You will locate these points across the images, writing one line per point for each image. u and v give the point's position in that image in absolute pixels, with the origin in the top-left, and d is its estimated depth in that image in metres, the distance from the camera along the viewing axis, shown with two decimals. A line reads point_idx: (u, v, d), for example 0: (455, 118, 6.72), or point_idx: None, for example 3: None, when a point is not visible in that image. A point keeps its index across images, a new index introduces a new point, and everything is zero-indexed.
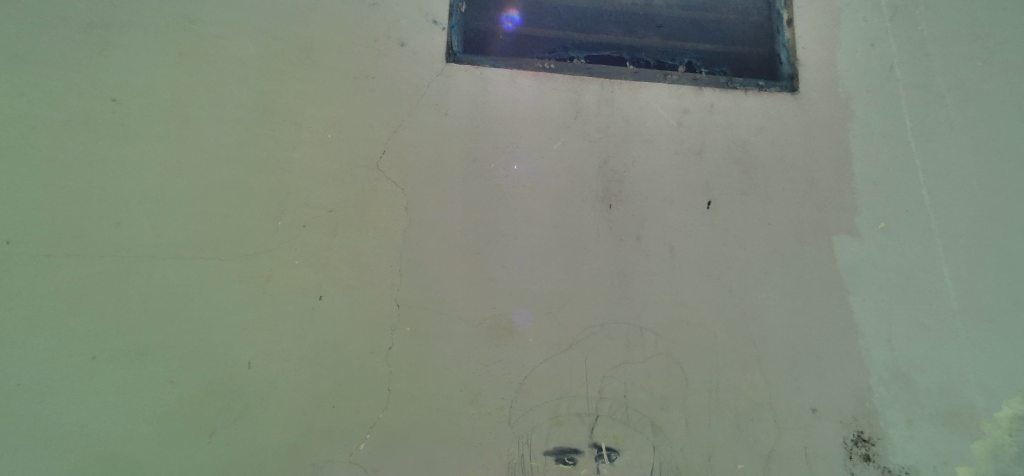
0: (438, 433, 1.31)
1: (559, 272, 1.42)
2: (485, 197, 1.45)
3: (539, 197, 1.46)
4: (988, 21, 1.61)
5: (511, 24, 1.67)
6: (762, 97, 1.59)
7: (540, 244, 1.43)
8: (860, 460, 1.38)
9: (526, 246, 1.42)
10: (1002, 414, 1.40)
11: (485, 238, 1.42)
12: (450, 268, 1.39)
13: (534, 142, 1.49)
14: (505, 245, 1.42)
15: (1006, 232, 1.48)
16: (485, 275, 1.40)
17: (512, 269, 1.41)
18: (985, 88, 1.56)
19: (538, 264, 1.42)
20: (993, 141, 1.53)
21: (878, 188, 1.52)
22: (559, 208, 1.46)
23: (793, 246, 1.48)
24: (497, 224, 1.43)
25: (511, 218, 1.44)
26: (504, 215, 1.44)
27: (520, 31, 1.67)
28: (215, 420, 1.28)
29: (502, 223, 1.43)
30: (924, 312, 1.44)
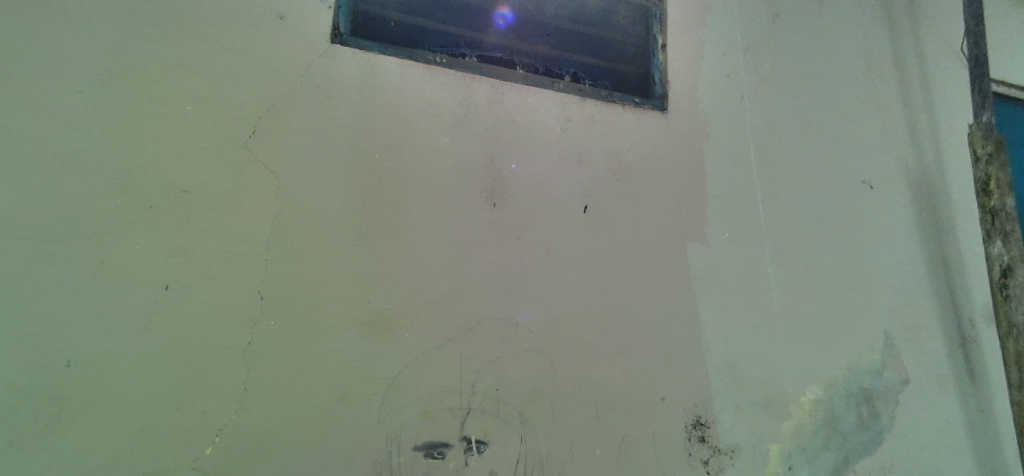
0: (457, 426, 1.37)
1: (488, 268, 1.47)
2: (481, 195, 1.51)
3: (535, 197, 1.56)
4: (805, 70, 2.01)
5: (504, 21, 1.74)
6: (638, 112, 1.73)
7: (540, 242, 1.54)
8: (697, 441, 1.57)
9: (526, 244, 1.52)
10: (806, 398, 1.72)
11: (419, 231, 1.43)
12: (358, 258, 1.36)
13: (527, 144, 1.58)
14: (507, 243, 1.50)
15: (809, 247, 1.84)
16: (492, 271, 1.47)
17: (516, 266, 1.50)
18: (800, 128, 1.94)
19: (538, 260, 1.52)
20: (803, 174, 1.90)
21: (726, 204, 1.76)
22: (544, 208, 1.56)
23: (655, 250, 1.65)
24: (492, 224, 1.50)
25: (505, 216, 1.52)
26: (489, 211, 1.51)
27: (512, 30, 1.74)
28: (13, 429, 1.07)
29: (429, 219, 1.44)
30: (755, 311, 1.71)
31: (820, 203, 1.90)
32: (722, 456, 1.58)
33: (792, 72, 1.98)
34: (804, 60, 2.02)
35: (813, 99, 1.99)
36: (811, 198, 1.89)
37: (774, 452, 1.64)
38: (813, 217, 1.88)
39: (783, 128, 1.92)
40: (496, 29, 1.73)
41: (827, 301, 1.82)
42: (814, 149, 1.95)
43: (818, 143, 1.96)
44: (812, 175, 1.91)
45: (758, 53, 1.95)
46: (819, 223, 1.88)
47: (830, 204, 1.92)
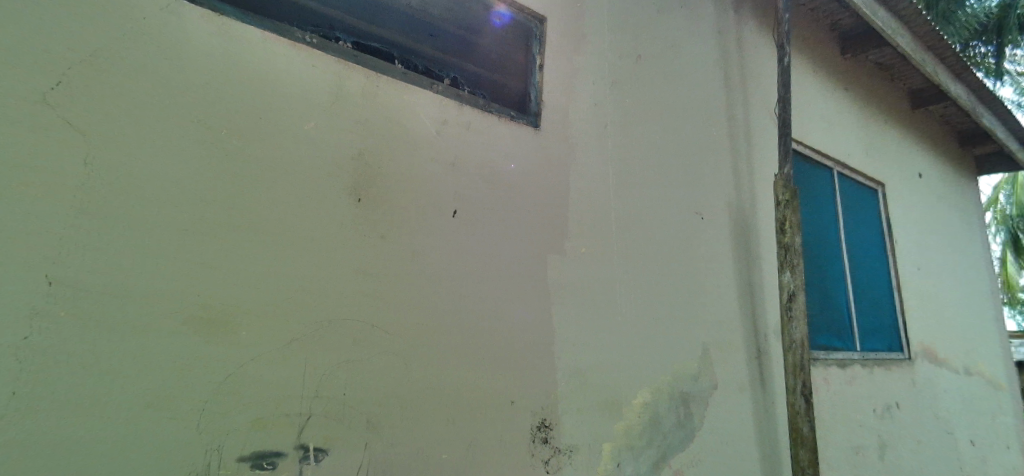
0: (468, 410, 1.52)
1: (348, 263, 1.39)
2: (472, 199, 1.65)
3: (516, 204, 1.75)
4: (660, 111, 2.28)
5: (500, 20, 1.90)
6: (513, 124, 1.80)
7: (520, 244, 1.73)
8: (540, 442, 1.66)
9: (510, 248, 1.70)
10: (636, 401, 1.94)
11: (420, 237, 1.53)
12: (366, 259, 1.42)
13: (509, 154, 1.76)
14: (496, 244, 1.68)
15: (650, 267, 2.09)
16: (486, 269, 1.64)
17: (503, 265, 1.68)
18: (652, 161, 2.20)
19: (521, 260, 1.72)
20: (651, 201, 2.16)
21: (584, 222, 1.92)
22: (523, 214, 1.76)
23: (518, 260, 1.71)
24: (481, 226, 1.66)
25: (489, 219, 1.68)
26: (475, 215, 1.65)
27: (506, 29, 1.93)
28: None
29: (412, 225, 1.52)
30: (600, 321, 1.88)
31: (662, 227, 2.18)
32: (562, 456, 1.69)
33: (648, 110, 2.23)
34: (660, 101, 2.29)
35: (663, 136, 2.26)
36: (653, 224, 2.15)
37: (607, 450, 1.81)
38: (654, 239, 2.14)
39: (637, 158, 2.14)
40: (491, 28, 1.91)
41: (658, 314, 2.08)
42: (660, 179, 2.21)
43: (665, 176, 2.23)
44: (655, 202, 2.17)
45: (621, 87, 2.15)
46: (658, 245, 2.14)
47: (668, 230, 2.20)
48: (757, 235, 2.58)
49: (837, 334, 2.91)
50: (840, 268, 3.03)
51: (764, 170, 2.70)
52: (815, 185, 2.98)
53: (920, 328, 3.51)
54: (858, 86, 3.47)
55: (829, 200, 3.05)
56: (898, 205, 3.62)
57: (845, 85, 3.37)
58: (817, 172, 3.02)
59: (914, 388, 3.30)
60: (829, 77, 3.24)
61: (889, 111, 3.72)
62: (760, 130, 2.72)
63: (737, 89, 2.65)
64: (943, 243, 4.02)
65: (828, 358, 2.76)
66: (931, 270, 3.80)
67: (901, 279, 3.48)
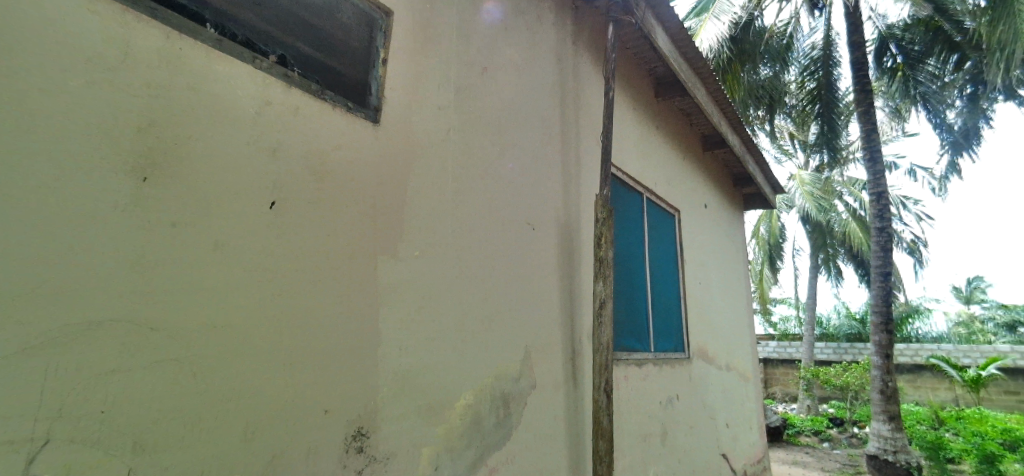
0: (307, 432, 1.45)
1: (124, 252, 1.14)
2: (327, 203, 1.58)
3: (370, 209, 1.72)
4: (500, 124, 2.38)
5: (491, 16, 2.41)
6: (348, 116, 1.70)
7: (369, 249, 1.70)
8: (354, 451, 1.58)
9: (361, 253, 1.67)
10: (459, 404, 1.98)
11: (264, 239, 1.41)
12: (200, 265, 1.26)
13: (365, 158, 1.73)
14: (348, 250, 1.63)
15: (482, 273, 2.17)
16: (336, 277, 1.58)
17: (354, 271, 1.64)
18: (490, 171, 2.28)
19: (373, 267, 1.70)
20: (487, 209, 2.24)
21: (419, 225, 1.90)
22: (375, 221, 1.73)
23: (344, 260, 1.62)
24: (334, 231, 1.60)
25: (341, 223, 1.62)
26: (323, 219, 1.57)
27: (495, 24, 2.43)
28: None
29: (254, 227, 1.39)
30: (429, 325, 1.88)
31: (496, 236, 2.28)
32: (376, 464, 1.63)
33: (489, 122, 2.32)
34: (500, 114, 2.39)
35: (502, 147, 2.37)
36: (487, 231, 2.23)
37: (425, 455, 1.80)
38: (487, 245, 2.22)
39: (476, 165, 2.20)
40: (487, 22, 2.38)
41: (486, 318, 2.16)
42: (497, 189, 2.31)
43: (501, 187, 2.34)
44: (490, 211, 2.26)
45: (465, 96, 2.20)
46: (490, 251, 2.23)
47: (501, 238, 2.31)
48: (579, 248, 2.86)
49: (636, 337, 3.37)
50: (642, 279, 3.52)
51: (588, 190, 3.00)
52: (629, 207, 3.43)
53: (697, 332, 4.26)
54: (666, 125, 4.10)
55: (638, 220, 3.53)
56: (689, 229, 4.36)
57: (656, 124, 3.95)
58: (630, 196, 3.47)
59: (689, 382, 3.98)
60: (645, 115, 3.76)
61: (686, 151, 4.46)
62: (588, 154, 3.03)
63: (571, 114, 2.92)
64: (717, 262, 4.94)
65: (628, 358, 3.18)
66: (709, 286, 4.66)
67: (687, 291, 4.18)
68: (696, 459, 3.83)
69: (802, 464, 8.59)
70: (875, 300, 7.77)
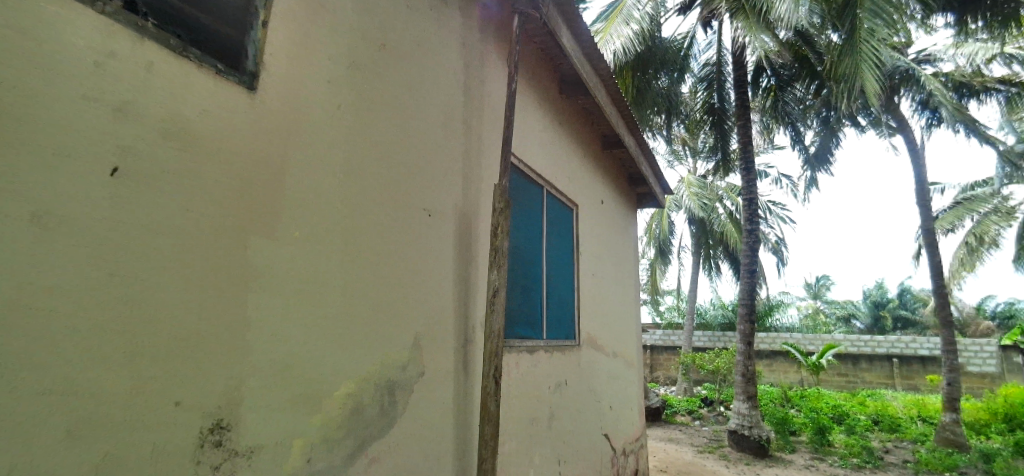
0: (148, 428, 1.29)
1: None
2: (187, 171, 1.42)
3: (239, 182, 1.57)
4: (398, 103, 2.30)
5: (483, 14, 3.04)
6: (217, 79, 1.53)
7: (238, 227, 1.55)
8: (211, 446, 1.45)
9: (226, 230, 1.52)
10: (339, 393, 1.91)
11: (102, 207, 1.22)
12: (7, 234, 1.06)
13: (236, 126, 1.57)
14: (212, 226, 1.48)
15: (371, 256, 2.10)
16: (194, 254, 1.42)
17: (217, 249, 1.49)
18: (384, 152, 2.20)
19: (241, 245, 1.56)
20: (379, 191, 2.16)
21: (299, 203, 1.78)
22: (245, 196, 1.58)
23: (207, 237, 1.46)
24: (194, 205, 1.43)
25: (205, 196, 1.46)
26: (181, 190, 1.40)
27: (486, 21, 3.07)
28: None
29: (89, 193, 1.20)
30: (307, 310, 1.78)
31: (389, 219, 2.21)
32: (237, 459, 1.52)
33: (386, 101, 2.24)
34: (399, 94, 2.31)
35: (399, 128, 2.30)
36: (379, 214, 2.16)
37: (296, 448, 1.71)
38: (379, 231, 2.14)
39: (369, 147, 2.11)
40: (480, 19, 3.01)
41: (373, 304, 2.09)
42: (391, 172, 2.24)
43: (396, 170, 2.27)
44: (383, 193, 2.18)
45: (360, 73, 2.09)
46: (382, 236, 2.16)
47: (393, 223, 2.24)
48: (476, 238, 2.87)
49: (529, 324, 3.48)
50: (538, 270, 3.64)
51: (487, 180, 3.02)
52: (528, 199, 3.51)
53: (588, 321, 4.49)
54: (569, 122, 4.25)
55: (537, 213, 3.63)
56: (585, 223, 4.57)
57: (560, 119, 4.08)
58: (531, 188, 3.55)
59: (577, 368, 4.19)
60: (549, 110, 3.87)
61: (587, 148, 4.67)
62: (490, 144, 3.05)
63: (474, 103, 2.91)
64: (610, 255, 5.24)
65: (520, 345, 3.27)
66: (601, 277, 4.93)
67: (580, 282, 4.39)
68: (580, 440, 4.05)
69: (675, 441, 9.47)
70: (743, 293, 8.76)
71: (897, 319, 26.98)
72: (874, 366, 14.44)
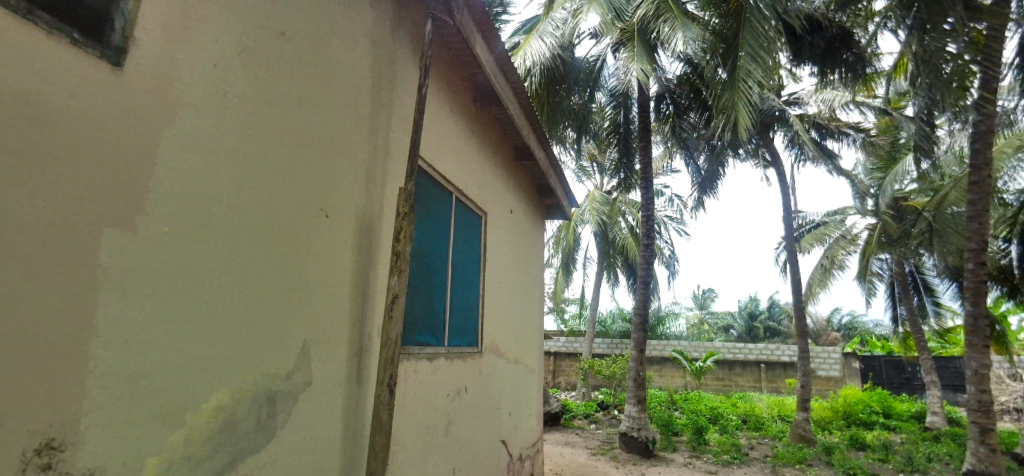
0: None
1: None
2: (24, 150, 1.22)
3: (95, 165, 1.38)
4: (296, 96, 2.18)
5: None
6: (73, 50, 1.35)
7: (90, 216, 1.36)
8: (38, 470, 1.22)
9: (73, 220, 1.32)
10: (207, 405, 1.73)
11: None
12: None
13: (96, 104, 1.39)
14: (54, 214, 1.28)
15: (256, 257, 1.95)
16: (27, 247, 1.22)
17: (64, 242, 1.29)
18: (277, 145, 2.06)
19: (95, 239, 1.37)
20: (267, 187, 2.01)
21: (171, 194, 1.61)
22: (102, 182, 1.40)
23: (49, 227, 1.26)
24: (32, 189, 1.23)
25: (48, 180, 1.27)
26: (17, 170, 1.20)
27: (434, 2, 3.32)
28: None
29: None
30: (172, 314, 1.60)
31: (279, 217, 2.08)
32: None
33: (283, 92, 2.11)
34: (297, 87, 2.19)
35: (297, 122, 2.18)
36: (268, 211, 2.01)
37: (151, 467, 1.53)
38: (266, 229, 2.00)
39: (261, 139, 1.97)
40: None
41: (255, 307, 1.94)
42: (284, 167, 2.10)
43: (290, 167, 2.14)
44: (273, 189, 2.04)
45: (255, 60, 1.96)
46: (269, 235, 2.02)
47: (285, 222, 2.11)
48: (377, 242, 2.79)
49: (431, 331, 3.44)
50: (443, 276, 3.61)
51: (392, 183, 2.96)
52: (435, 205, 3.48)
53: (491, 328, 4.54)
54: (481, 131, 4.30)
55: (444, 219, 3.61)
56: (493, 231, 4.62)
57: (472, 126, 4.11)
58: (439, 193, 3.53)
59: (478, 375, 4.21)
60: (461, 117, 3.89)
61: (498, 157, 4.75)
62: (397, 147, 2.99)
63: (382, 104, 2.84)
64: (516, 264, 5.35)
65: (419, 352, 3.23)
66: (506, 285, 5.01)
67: (485, 289, 4.43)
68: (477, 447, 4.07)
69: (571, 444, 9.84)
70: (638, 303, 9.38)
71: (766, 328, 30.46)
72: (746, 371, 16.15)
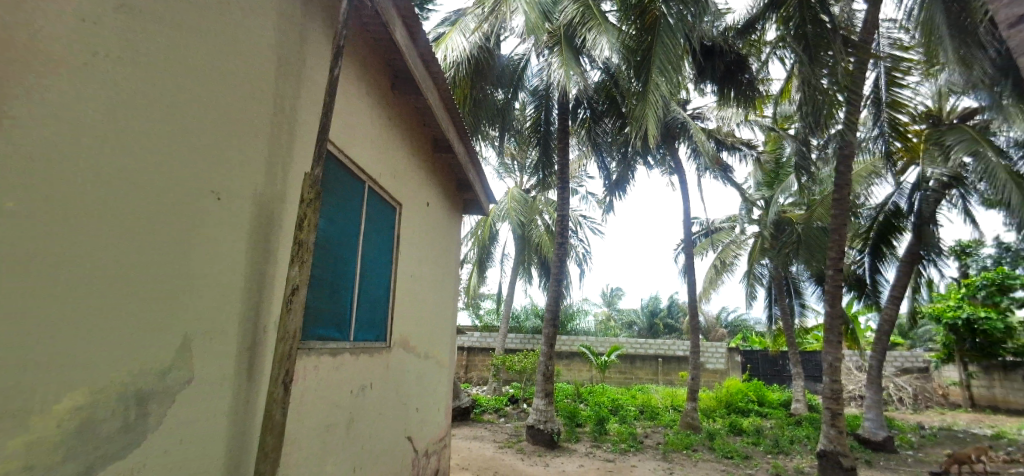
0: None
1: None
2: None
3: None
4: (187, 65, 1.97)
5: None
6: None
7: None
8: None
9: None
10: (61, 407, 1.51)
11: None
12: None
13: None
14: None
15: (131, 240, 1.73)
16: None
17: None
18: (162, 117, 1.85)
19: None
20: (148, 162, 1.79)
21: (20, 163, 1.38)
22: None
23: None
24: None
25: None
26: None
27: None
28: None
29: None
30: (19, 302, 1.38)
31: (162, 197, 1.87)
32: None
33: (171, 59, 1.90)
34: (188, 55, 1.98)
35: (187, 94, 1.97)
36: (148, 190, 1.80)
37: None
38: (145, 210, 1.79)
39: (141, 109, 1.75)
40: None
41: (128, 297, 1.72)
42: (170, 142, 1.89)
43: (177, 142, 1.93)
44: (156, 166, 1.83)
45: (136, 19, 1.74)
46: (149, 216, 1.81)
47: (168, 203, 1.89)
48: (277, 230, 2.60)
49: (335, 325, 3.29)
50: (351, 268, 3.47)
51: (297, 168, 2.78)
52: (345, 193, 3.32)
53: (401, 323, 4.44)
54: (399, 120, 4.18)
55: (355, 208, 3.47)
56: (408, 223, 4.51)
57: (389, 114, 3.98)
58: (350, 181, 3.38)
59: (385, 371, 4.10)
60: (378, 103, 3.75)
61: (416, 148, 4.64)
62: (304, 130, 2.82)
63: (289, 82, 2.66)
64: (431, 258, 5.27)
65: (321, 347, 3.07)
66: (419, 280, 4.92)
67: (397, 283, 4.32)
68: (381, 445, 3.96)
69: (480, 438, 9.92)
70: (550, 300, 9.65)
71: (665, 325, 32.83)
72: (645, 365, 17.29)
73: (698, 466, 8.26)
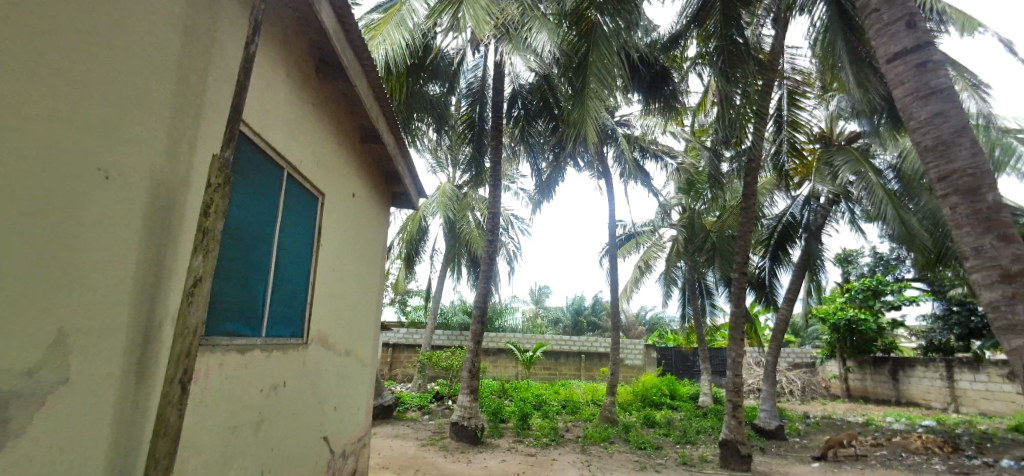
0: None
1: None
2: None
3: None
4: (71, 27, 1.76)
5: None
6: None
7: None
8: None
9: None
10: None
11: None
12: None
13: None
14: None
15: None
16: None
17: None
18: (39, 82, 1.63)
19: None
20: (21, 131, 1.57)
21: None
22: None
23: None
24: None
25: None
26: None
27: None
28: None
29: None
30: None
31: (39, 171, 1.64)
32: None
33: (51, 17, 1.68)
34: (74, 14, 1.76)
35: (71, 58, 1.76)
36: (20, 162, 1.58)
37: None
38: (14, 187, 1.56)
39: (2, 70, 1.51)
40: None
41: None
42: (49, 111, 1.67)
43: (58, 111, 1.71)
44: (30, 136, 1.61)
45: None
46: (20, 193, 1.58)
47: (17, 174, 1.57)
48: (177, 215, 2.38)
49: (245, 320, 3.07)
50: (265, 259, 3.26)
51: (203, 148, 2.56)
52: (260, 179, 3.11)
53: (320, 318, 4.23)
54: (324, 105, 3.99)
55: (271, 195, 3.26)
56: (331, 214, 4.31)
57: (313, 98, 3.78)
58: (266, 167, 3.17)
59: (302, 368, 3.89)
60: (301, 87, 3.56)
61: (342, 136, 4.45)
62: (213, 108, 2.61)
63: (196, 55, 2.46)
64: (356, 251, 5.08)
65: (229, 343, 2.86)
66: (342, 273, 4.72)
67: (318, 276, 4.11)
68: (294, 446, 3.76)
69: (402, 436, 9.72)
70: (478, 296, 9.65)
71: (589, 322, 34.04)
72: (569, 361, 17.82)
73: (614, 457, 8.63)
